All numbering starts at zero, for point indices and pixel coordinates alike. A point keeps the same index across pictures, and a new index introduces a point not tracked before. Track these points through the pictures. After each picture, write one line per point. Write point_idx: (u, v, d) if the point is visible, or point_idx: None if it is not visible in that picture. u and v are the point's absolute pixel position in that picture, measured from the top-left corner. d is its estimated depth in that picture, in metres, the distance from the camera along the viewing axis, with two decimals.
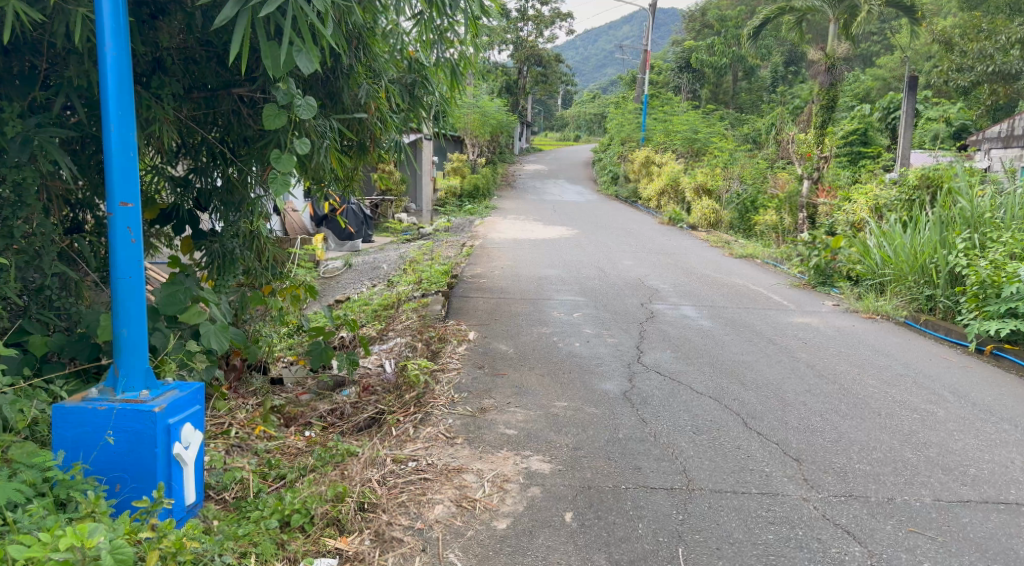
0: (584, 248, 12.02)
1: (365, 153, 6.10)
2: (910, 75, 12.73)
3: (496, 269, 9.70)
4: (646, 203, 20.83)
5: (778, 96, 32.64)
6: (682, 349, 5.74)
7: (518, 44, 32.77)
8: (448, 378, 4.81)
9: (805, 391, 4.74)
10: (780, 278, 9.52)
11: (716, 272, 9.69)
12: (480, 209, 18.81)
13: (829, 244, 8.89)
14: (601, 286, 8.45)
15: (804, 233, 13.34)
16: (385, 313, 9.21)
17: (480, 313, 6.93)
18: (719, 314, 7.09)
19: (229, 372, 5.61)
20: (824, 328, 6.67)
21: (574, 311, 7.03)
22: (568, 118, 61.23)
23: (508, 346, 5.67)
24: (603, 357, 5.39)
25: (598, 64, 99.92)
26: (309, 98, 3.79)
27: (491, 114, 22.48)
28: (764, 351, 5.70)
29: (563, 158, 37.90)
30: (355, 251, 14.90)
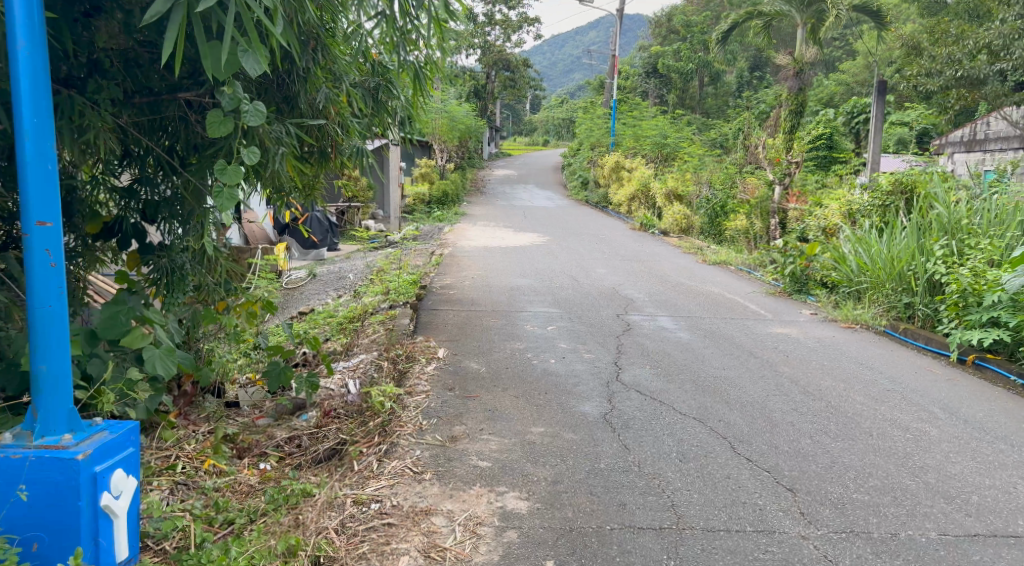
0: (555, 256, 11.77)
1: (326, 160, 5.77)
2: (878, 79, 12.69)
3: (465, 279, 9.40)
4: (616, 209, 20.68)
5: (744, 101, 32.82)
6: (661, 364, 5.48)
7: (485, 48, 32.49)
8: (415, 402, 4.51)
9: (791, 410, 4.51)
10: (755, 286, 9.32)
11: (690, 279, 9.49)
12: (448, 215, 18.51)
13: (804, 250, 8.73)
14: (575, 296, 8.19)
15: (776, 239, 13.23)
16: (350, 325, 8.87)
17: (448, 327, 6.63)
18: (697, 326, 6.86)
19: (177, 395, 5.26)
20: (805, 338, 6.47)
21: (547, 324, 6.76)
22: (536, 122, 61.10)
23: (480, 364, 5.37)
24: (580, 376, 5.12)
25: (566, 69, 100.23)
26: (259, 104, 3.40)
27: (459, 119, 22.17)
28: (747, 366, 5.46)
29: (532, 163, 37.69)
30: (320, 260, 14.62)
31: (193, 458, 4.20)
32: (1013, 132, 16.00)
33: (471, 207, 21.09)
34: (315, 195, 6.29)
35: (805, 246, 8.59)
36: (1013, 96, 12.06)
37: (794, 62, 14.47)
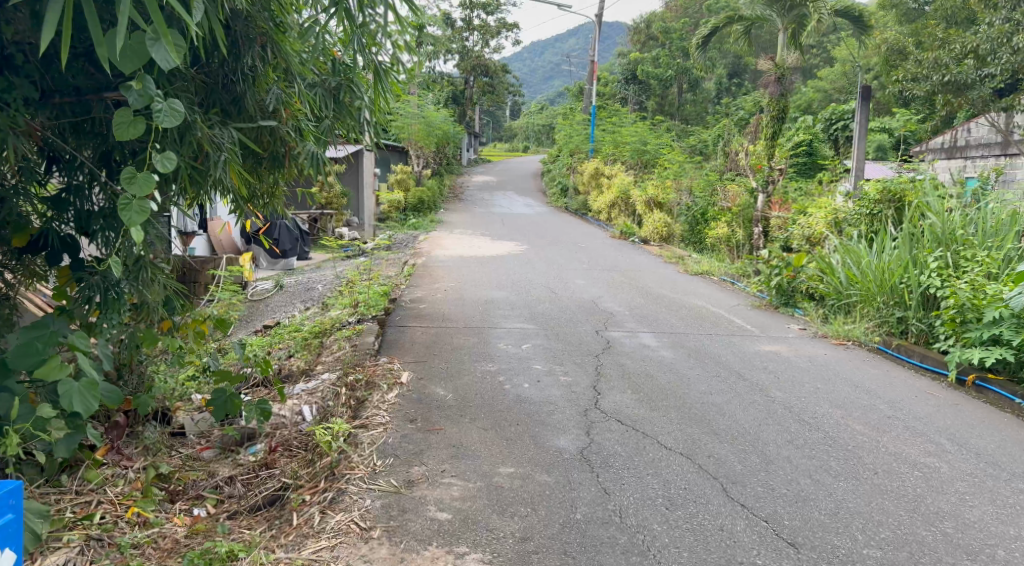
0: (533, 266, 11.36)
1: (279, 166, 5.32)
2: (862, 85, 12.38)
3: (438, 291, 8.96)
4: (596, 216, 20.34)
5: (723, 108, 32.67)
6: (644, 388, 5.06)
7: (463, 53, 32.07)
8: (371, 437, 4.06)
9: (787, 442, 4.11)
10: (740, 298, 8.93)
11: (672, 291, 9.10)
12: (424, 223, 18.05)
13: (791, 261, 8.34)
14: (551, 311, 7.76)
15: (759, 248, 12.91)
16: (314, 343, 8.39)
17: (414, 345, 6.18)
18: (681, 343, 6.44)
19: (109, 426, 4.79)
20: (795, 356, 6.07)
21: (521, 342, 6.33)
22: (515, 128, 60.71)
23: (447, 390, 4.93)
24: (555, 402, 4.70)
25: (546, 76, 100.12)
26: (175, 101, 2.97)
27: (437, 124, 21.51)
28: (736, 390, 5.05)
29: (511, 170, 37.27)
30: (288, 270, 14.18)
31: (119, 503, 3.86)
32: (995, 140, 15.83)
33: (448, 214, 20.63)
34: (270, 205, 5.82)
35: (792, 256, 8.20)
36: (998, 103, 11.81)
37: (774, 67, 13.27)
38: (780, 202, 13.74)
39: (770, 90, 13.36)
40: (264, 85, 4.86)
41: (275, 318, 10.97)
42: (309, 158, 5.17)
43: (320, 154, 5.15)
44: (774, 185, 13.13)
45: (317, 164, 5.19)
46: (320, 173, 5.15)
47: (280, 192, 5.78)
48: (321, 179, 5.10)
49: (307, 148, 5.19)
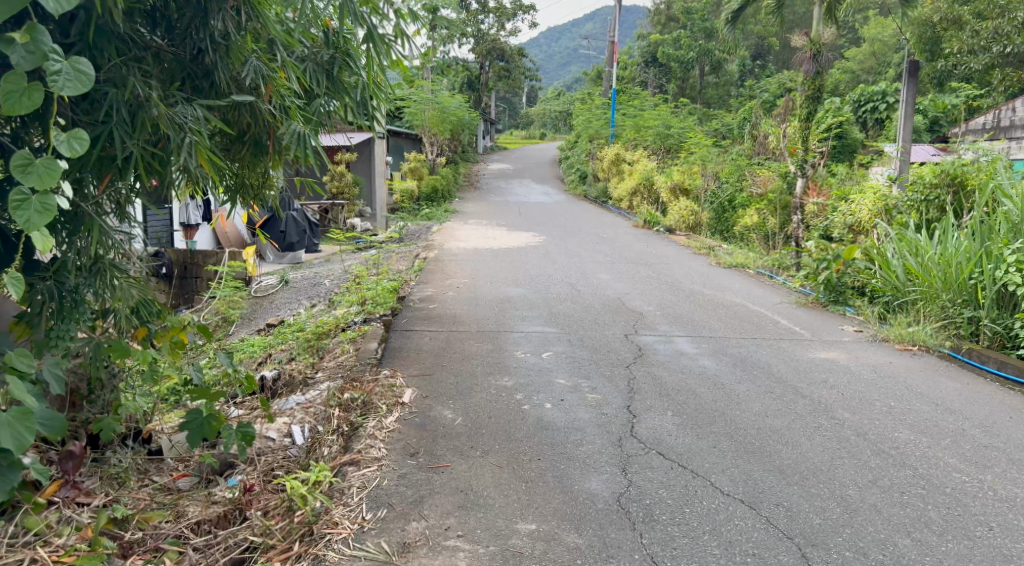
0: (554, 259, 10.63)
1: (261, 150, 4.63)
2: (909, 60, 11.45)
3: (450, 289, 8.27)
4: (617, 204, 19.54)
5: (746, 90, 31.51)
6: (688, 407, 4.33)
7: (479, 37, 31.20)
8: (362, 476, 3.39)
9: (870, 484, 3.39)
10: (781, 293, 8.14)
11: (706, 287, 8.34)
12: (438, 212, 17.34)
13: (841, 254, 7.51)
14: (575, 311, 7.03)
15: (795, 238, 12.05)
16: (317, 352, 7.72)
17: (422, 354, 5.47)
18: (723, 349, 5.70)
19: (63, 457, 4.08)
20: (857, 366, 5.30)
21: (541, 349, 5.61)
22: (532, 115, 59.62)
23: (456, 412, 4.22)
24: (583, 427, 3.98)
25: (563, 62, 98.75)
26: (70, 67, 2.71)
27: (451, 110, 20.82)
28: (797, 412, 4.32)
29: (529, 157, 36.45)
30: (296, 263, 13.61)
31: (57, 562, 3.24)
32: None
33: (463, 204, 19.90)
34: (256, 196, 5.12)
35: (842, 248, 7.39)
36: None
37: (809, 44, 12.43)
38: (816, 187, 12.86)
39: (805, 68, 12.42)
40: (240, 57, 4.15)
41: (280, 316, 10.38)
42: (291, 137, 4.44)
43: (305, 132, 4.42)
44: (813, 170, 12.24)
45: (301, 146, 4.45)
46: (306, 159, 4.40)
47: (268, 181, 5.09)
48: (307, 165, 4.37)
49: (292, 127, 4.46)
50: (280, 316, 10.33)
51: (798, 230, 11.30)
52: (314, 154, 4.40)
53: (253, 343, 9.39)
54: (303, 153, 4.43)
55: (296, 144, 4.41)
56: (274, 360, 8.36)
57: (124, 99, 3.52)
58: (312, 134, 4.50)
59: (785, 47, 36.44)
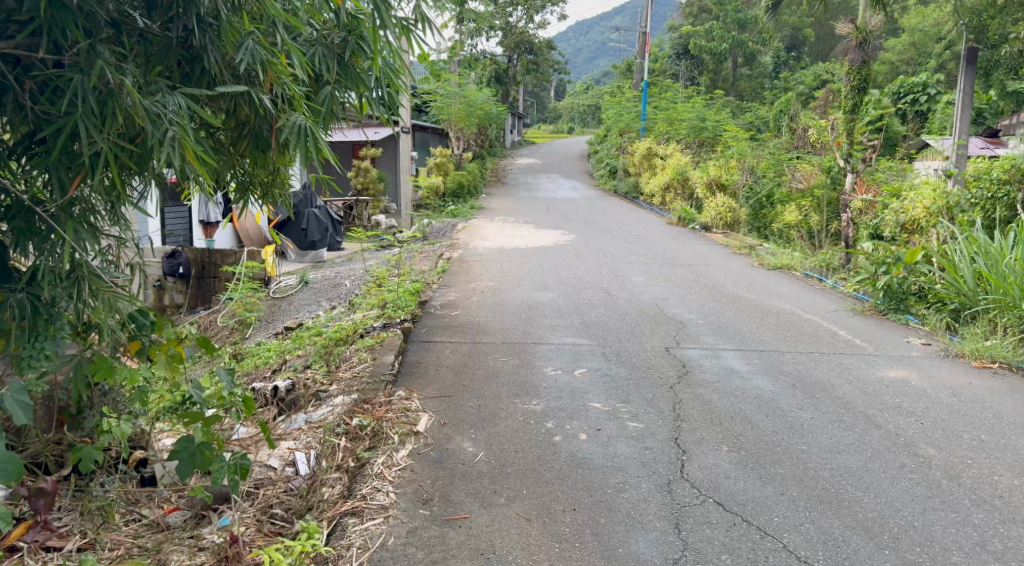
0: (585, 259, 10.04)
1: (262, 143, 4.12)
2: (967, 46, 10.67)
3: (475, 292, 7.74)
4: (648, 200, 18.88)
5: (781, 82, 30.57)
6: (744, 441, 3.76)
7: (507, 30, 30.58)
8: (364, 529, 2.95)
9: (976, 551, 2.82)
10: (833, 299, 7.49)
11: (751, 292, 7.72)
12: (464, 209, 16.82)
13: (902, 257, 6.84)
14: (608, 319, 6.47)
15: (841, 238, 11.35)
16: (333, 362, 7.22)
17: (441, 371, 4.94)
18: (775, 367, 5.10)
19: (33, 494, 3.44)
20: (933, 389, 4.68)
21: (573, 366, 5.05)
22: (560, 110, 58.86)
23: (477, 445, 3.70)
24: (625, 466, 3.43)
25: (592, 56, 97.73)
26: None
27: (478, 104, 20.25)
28: (872, 448, 3.73)
29: (557, 152, 35.81)
30: (318, 262, 13.18)
31: None
32: None
33: (490, 200, 19.36)
34: (262, 197, 4.61)
35: (904, 250, 6.73)
36: None
37: (855, 31, 11.69)
38: (863, 183, 12.13)
39: (851, 57, 11.68)
40: (235, 38, 3.65)
41: (298, 318, 9.92)
42: (290, 129, 3.88)
43: (307, 123, 3.87)
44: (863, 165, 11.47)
45: (302, 140, 3.90)
46: (307, 156, 3.84)
47: (275, 179, 4.59)
48: (309, 162, 3.82)
49: (293, 119, 3.91)
50: (299, 319, 9.88)
51: (846, 228, 10.59)
52: (318, 150, 3.84)
53: (270, 348, 8.88)
54: (304, 149, 3.87)
55: (295, 137, 3.85)
56: (289, 368, 7.89)
57: (91, 86, 3.01)
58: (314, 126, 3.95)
59: (821, 38, 35.30)
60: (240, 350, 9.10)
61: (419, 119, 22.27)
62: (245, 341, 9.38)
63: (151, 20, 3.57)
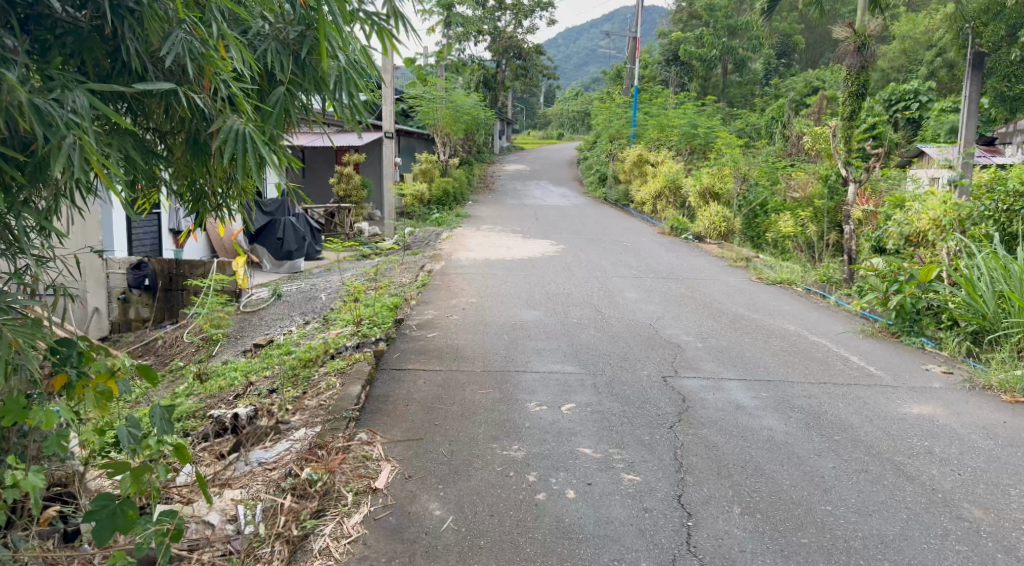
0: (574, 272, 9.53)
1: (200, 150, 3.58)
2: (972, 51, 10.23)
3: (455, 309, 7.20)
4: (639, 208, 18.42)
5: (772, 89, 30.22)
6: (758, 501, 3.26)
7: (496, 34, 30.09)
8: None
9: None
10: (839, 319, 6.99)
11: (751, 311, 7.22)
12: (450, 217, 16.29)
13: (915, 274, 6.35)
14: (598, 342, 5.92)
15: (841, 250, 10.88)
16: (300, 387, 6.67)
17: (411, 408, 4.37)
18: (786, 401, 4.58)
19: None
20: (964, 429, 4.18)
21: (560, 400, 4.50)
22: (549, 116, 58.36)
23: (446, 506, 3.21)
24: (620, 538, 2.96)
25: (581, 62, 97.49)
26: None
27: (465, 109, 19.72)
28: (907, 508, 3.23)
29: (546, 158, 35.27)
30: (294, 273, 12.60)
31: None
32: None
33: (476, 208, 18.82)
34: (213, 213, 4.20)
35: (918, 267, 6.25)
36: None
37: (853, 35, 11.29)
38: (862, 193, 11.67)
39: (849, 61, 11.23)
40: (160, 28, 3.15)
41: (269, 334, 9.36)
42: (225, 134, 3.31)
43: (248, 128, 3.31)
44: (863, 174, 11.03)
45: (240, 147, 3.33)
46: (245, 166, 3.28)
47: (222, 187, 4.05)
48: (247, 174, 3.25)
49: (230, 123, 3.34)
50: (270, 335, 9.30)
51: (848, 241, 10.12)
52: (258, 159, 3.28)
53: (236, 368, 8.48)
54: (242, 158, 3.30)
55: (230, 142, 3.28)
56: (254, 392, 7.31)
57: None
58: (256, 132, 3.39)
59: (811, 44, 35.00)
60: (205, 371, 8.64)
61: (404, 124, 21.70)
62: (211, 358, 9.01)
63: (74, 9, 3.14)
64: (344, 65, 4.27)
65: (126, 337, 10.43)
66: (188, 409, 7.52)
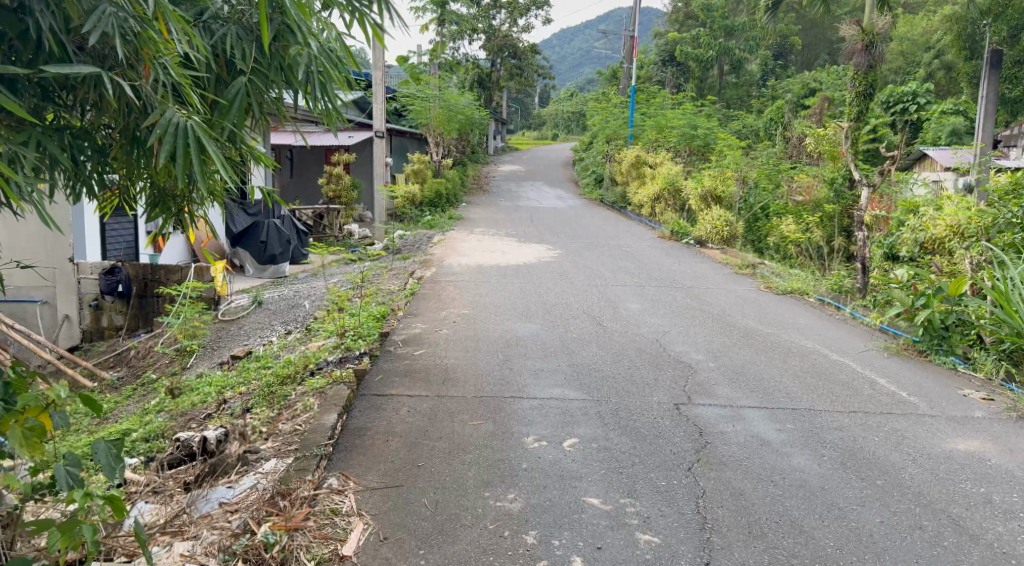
0: (572, 280, 9.01)
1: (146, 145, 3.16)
2: (990, 48, 9.71)
3: (445, 322, 6.69)
4: (636, 211, 17.91)
5: (768, 90, 29.74)
6: None
7: (490, 33, 29.55)
8: None
9: None
10: (859, 335, 6.48)
11: (763, 325, 6.72)
12: (442, 220, 15.74)
13: (944, 288, 5.84)
14: (601, 361, 5.39)
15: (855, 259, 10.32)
16: (276, 407, 6.17)
17: (392, 444, 3.85)
18: (815, 435, 4.07)
19: None
20: (1021, 471, 3.68)
21: (561, 433, 3.98)
22: (544, 116, 57.86)
23: None
24: None
25: (576, 63, 97.11)
26: None
27: (458, 108, 19.17)
28: None
29: (541, 159, 34.73)
30: (278, 278, 12.04)
31: None
32: None
33: (468, 209, 18.27)
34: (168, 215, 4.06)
35: (948, 280, 5.73)
36: None
37: (861, 34, 10.81)
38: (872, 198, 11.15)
39: (856, 61, 10.75)
40: (86, 3, 2.75)
41: (248, 344, 8.84)
42: (162, 128, 2.88)
43: (189, 121, 2.87)
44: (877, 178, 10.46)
45: (180, 142, 2.89)
46: (182, 165, 2.84)
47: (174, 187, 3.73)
48: (184, 174, 2.81)
49: (168, 115, 2.90)
50: (248, 345, 8.78)
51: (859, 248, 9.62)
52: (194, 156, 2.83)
53: (211, 382, 7.97)
54: (181, 155, 2.87)
55: (168, 138, 2.85)
56: (228, 411, 6.79)
57: None
58: (201, 126, 2.95)
59: (808, 46, 34.53)
60: (177, 386, 8.17)
61: (396, 123, 21.14)
62: (185, 371, 8.50)
63: None
64: (316, 52, 3.77)
65: (98, 346, 9.93)
66: (159, 429, 7.03)
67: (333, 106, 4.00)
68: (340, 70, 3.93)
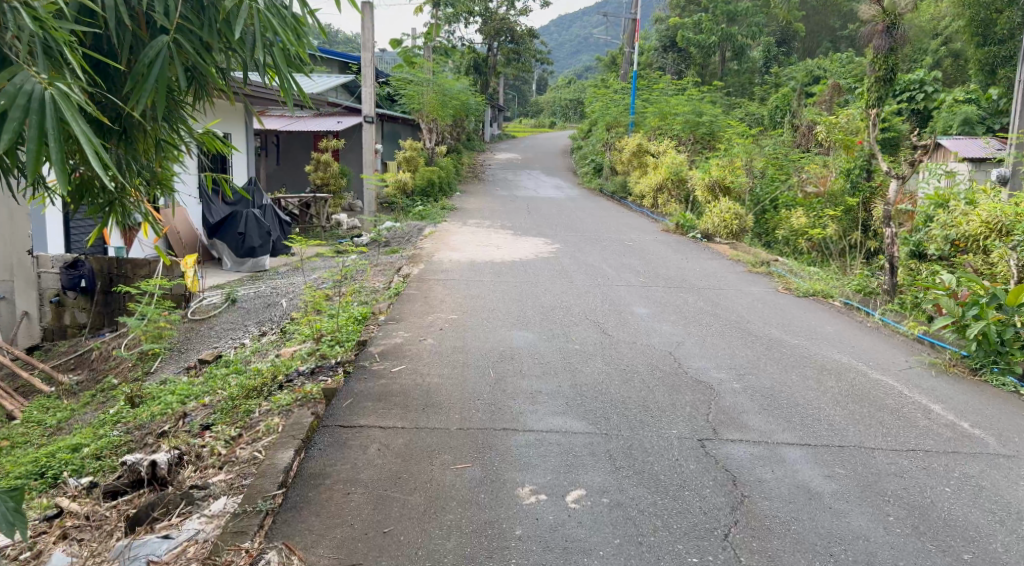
0: (574, 279, 8.28)
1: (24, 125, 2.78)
2: None
3: (432, 329, 5.95)
4: (639, 202, 17.10)
5: (771, 77, 28.78)
6: None
7: (487, 16, 28.59)
8: None
9: None
10: (898, 348, 5.78)
11: (789, 334, 6.04)
12: (435, 210, 14.95)
13: (1000, 297, 5.15)
14: (607, 382, 4.67)
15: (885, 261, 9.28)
16: (237, 427, 5.36)
17: (355, 500, 3.13)
18: (873, 484, 3.37)
19: None
20: None
21: (564, 482, 3.25)
22: (542, 104, 56.78)
23: None
24: None
25: (575, 50, 95.93)
26: None
27: (453, 93, 18.30)
28: None
29: (539, 148, 33.79)
30: (258, 272, 11.26)
31: None
32: None
33: (463, 199, 17.46)
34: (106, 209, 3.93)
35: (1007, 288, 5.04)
36: None
37: (880, 14, 9.83)
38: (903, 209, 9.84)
39: (877, 43, 9.92)
40: None
41: (217, 347, 8.11)
42: (13, 97, 2.45)
43: (43, 89, 2.43)
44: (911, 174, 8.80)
45: (37, 117, 2.46)
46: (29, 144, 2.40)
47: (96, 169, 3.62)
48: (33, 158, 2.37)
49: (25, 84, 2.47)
50: (218, 349, 8.04)
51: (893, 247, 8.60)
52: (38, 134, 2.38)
53: (174, 391, 7.21)
54: (34, 131, 2.44)
55: (16, 109, 2.43)
56: (187, 427, 6.03)
57: None
58: (63, 97, 2.50)
59: (810, 33, 33.54)
60: (137, 393, 7.42)
61: (387, 109, 20.27)
62: (148, 377, 7.74)
63: None
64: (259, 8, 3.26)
65: (60, 346, 9.14)
66: (111, 445, 6.25)
67: (288, 79, 3.48)
68: (292, 37, 3.41)
